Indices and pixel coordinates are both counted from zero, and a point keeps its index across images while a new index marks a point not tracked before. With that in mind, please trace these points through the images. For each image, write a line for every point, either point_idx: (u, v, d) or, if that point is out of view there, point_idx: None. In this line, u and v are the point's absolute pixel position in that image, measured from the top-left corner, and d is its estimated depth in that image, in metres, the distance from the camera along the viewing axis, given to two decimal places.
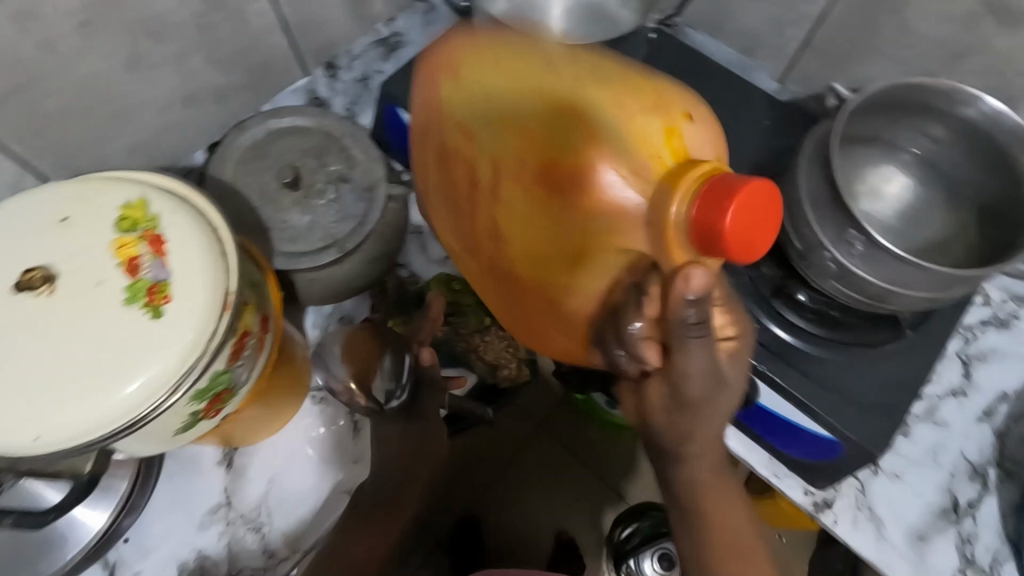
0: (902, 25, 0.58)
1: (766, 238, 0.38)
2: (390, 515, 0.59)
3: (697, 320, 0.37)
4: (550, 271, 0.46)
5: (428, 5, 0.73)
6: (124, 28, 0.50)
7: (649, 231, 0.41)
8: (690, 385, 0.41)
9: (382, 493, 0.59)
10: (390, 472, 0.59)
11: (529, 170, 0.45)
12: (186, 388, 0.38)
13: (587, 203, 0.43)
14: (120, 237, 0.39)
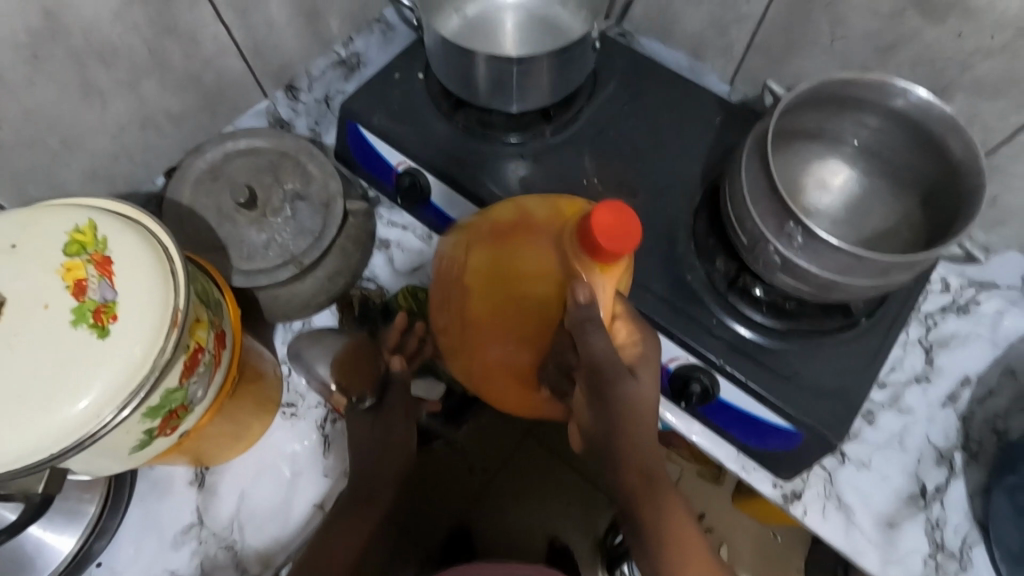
0: (834, 23, 0.61)
1: (633, 235, 0.41)
2: (364, 511, 0.58)
3: (596, 320, 0.43)
4: (496, 321, 0.51)
5: (387, 25, 0.75)
6: (74, 58, 0.51)
7: (560, 267, 0.45)
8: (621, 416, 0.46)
9: (356, 490, 0.58)
10: (363, 468, 0.58)
11: (484, 239, 0.51)
12: (135, 405, 0.38)
13: (525, 250, 0.48)
14: (68, 260, 0.40)
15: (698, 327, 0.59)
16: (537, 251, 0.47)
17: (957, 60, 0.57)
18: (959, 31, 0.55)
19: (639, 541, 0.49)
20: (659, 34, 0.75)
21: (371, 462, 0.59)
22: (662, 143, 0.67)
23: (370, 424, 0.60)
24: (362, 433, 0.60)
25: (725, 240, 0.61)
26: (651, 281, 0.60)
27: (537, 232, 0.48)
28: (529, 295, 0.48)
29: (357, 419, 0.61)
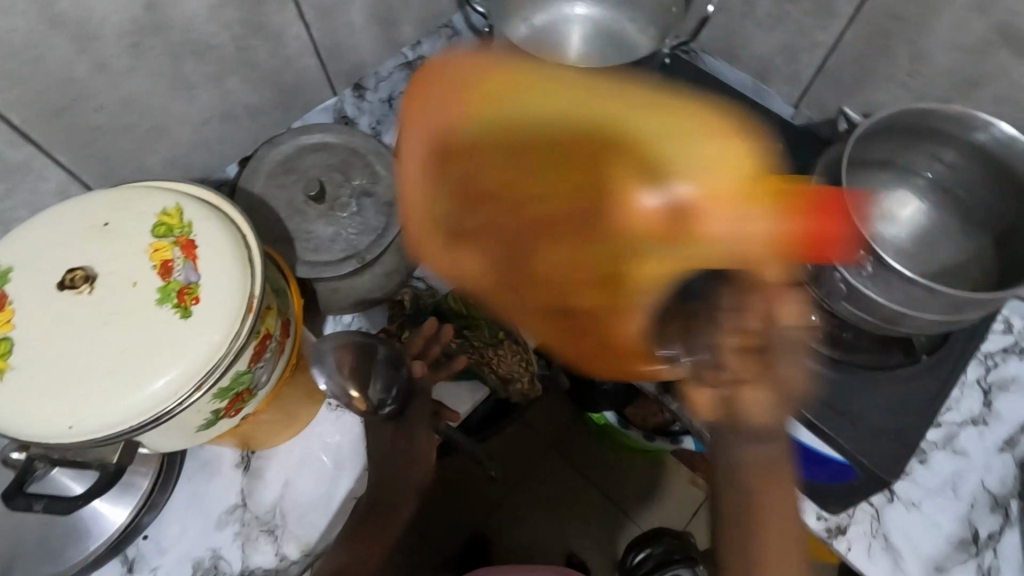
0: (915, 52, 0.60)
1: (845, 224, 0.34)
2: (384, 528, 0.56)
3: (759, 321, 0.33)
4: (573, 294, 0.34)
5: (454, 32, 0.77)
6: (169, 49, 0.53)
7: (731, 232, 0.31)
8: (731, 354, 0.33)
9: (374, 505, 0.57)
10: (381, 481, 0.58)
11: (497, 153, 0.33)
12: (209, 385, 0.40)
13: (622, 195, 0.32)
14: (156, 241, 0.42)
15: None
16: (646, 183, 0.31)
17: None
18: None
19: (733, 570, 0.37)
20: (726, 54, 0.75)
21: (389, 480, 0.58)
22: None
23: (390, 437, 0.59)
24: (384, 445, 0.59)
25: None
26: None
27: (638, 119, 0.32)
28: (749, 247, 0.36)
29: (380, 429, 0.60)
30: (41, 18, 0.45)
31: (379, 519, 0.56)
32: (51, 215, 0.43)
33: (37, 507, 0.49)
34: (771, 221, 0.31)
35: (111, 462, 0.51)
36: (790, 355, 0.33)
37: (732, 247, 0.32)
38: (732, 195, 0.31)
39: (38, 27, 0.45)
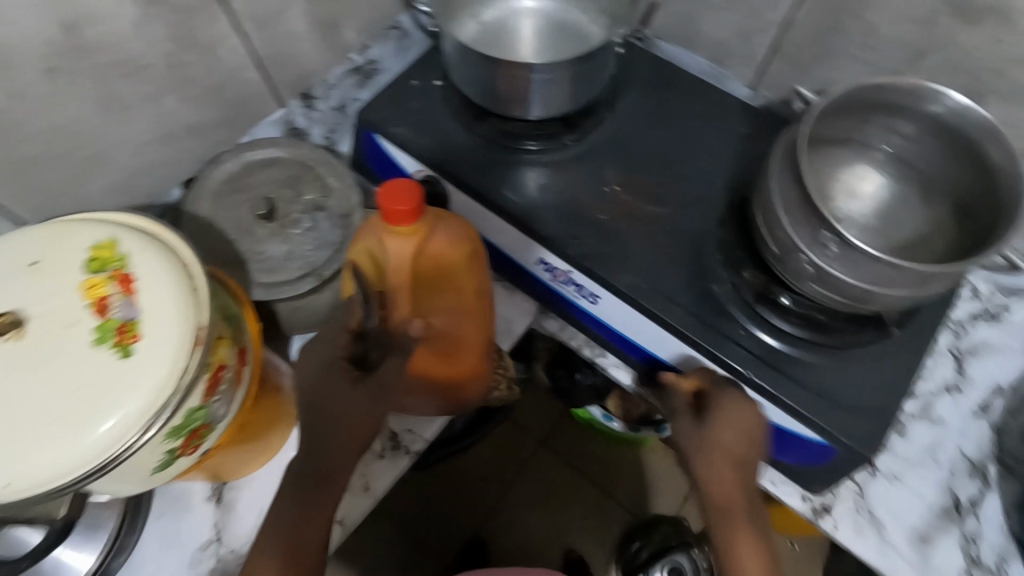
0: (865, 27, 0.60)
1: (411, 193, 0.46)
2: (326, 488, 0.49)
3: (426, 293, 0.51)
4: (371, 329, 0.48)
5: (402, 32, 0.74)
6: (96, 71, 0.51)
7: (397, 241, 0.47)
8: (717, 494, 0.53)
9: (315, 465, 0.49)
10: (321, 444, 0.48)
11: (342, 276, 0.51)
12: (158, 426, 0.37)
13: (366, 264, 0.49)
14: (89, 277, 0.39)
15: (726, 337, 0.58)
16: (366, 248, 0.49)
17: (993, 65, 0.55)
18: (997, 38, 0.54)
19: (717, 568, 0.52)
20: (680, 39, 0.74)
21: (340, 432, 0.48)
22: (686, 151, 0.66)
23: (346, 391, 0.48)
24: (325, 390, 0.48)
25: (752, 251, 0.60)
26: (676, 292, 0.59)
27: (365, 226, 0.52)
28: (437, 285, 0.51)
29: (331, 376, 0.47)
30: None
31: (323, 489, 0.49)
32: None
33: None
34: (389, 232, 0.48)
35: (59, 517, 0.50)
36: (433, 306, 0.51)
37: (402, 254, 0.48)
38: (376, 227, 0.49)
39: None
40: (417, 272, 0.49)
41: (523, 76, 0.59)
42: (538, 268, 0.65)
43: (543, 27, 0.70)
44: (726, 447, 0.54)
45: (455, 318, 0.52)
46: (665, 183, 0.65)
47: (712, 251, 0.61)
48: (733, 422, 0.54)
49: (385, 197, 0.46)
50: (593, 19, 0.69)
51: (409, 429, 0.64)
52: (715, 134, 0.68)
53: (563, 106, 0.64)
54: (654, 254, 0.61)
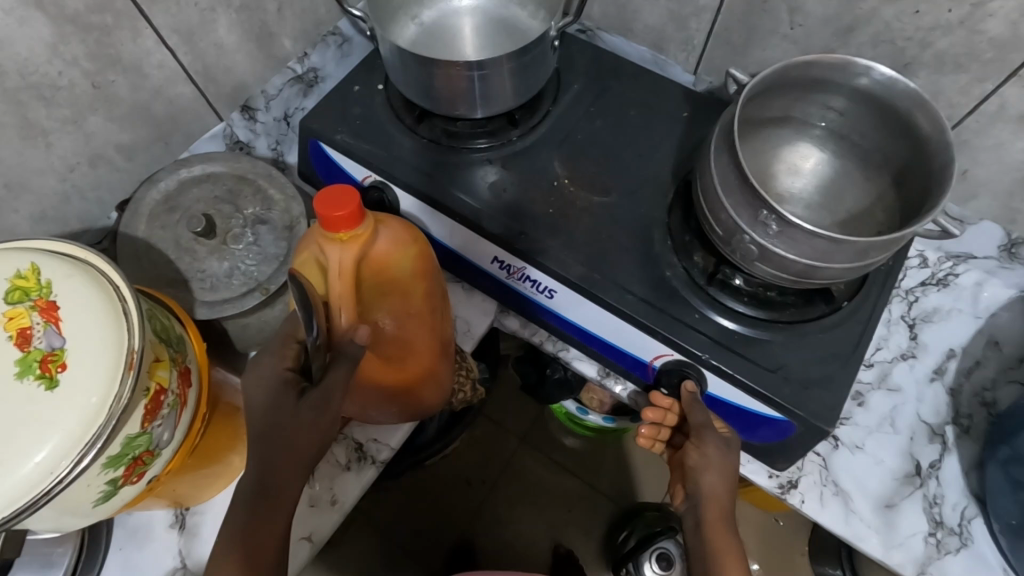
0: (791, 6, 0.61)
1: (349, 199, 0.47)
2: (276, 504, 0.44)
3: (383, 306, 0.51)
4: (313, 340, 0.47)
5: (343, 38, 0.74)
6: (10, 95, 0.49)
7: (338, 248, 0.48)
8: (711, 510, 0.52)
9: (261, 480, 0.43)
10: (273, 460, 0.43)
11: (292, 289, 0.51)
12: (92, 457, 0.37)
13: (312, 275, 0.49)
14: (9, 308, 0.38)
15: (684, 325, 0.58)
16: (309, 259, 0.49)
17: (916, 36, 0.57)
18: (916, 9, 0.55)
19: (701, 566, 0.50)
20: (620, 29, 0.75)
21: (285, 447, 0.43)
22: (629, 139, 0.67)
23: (292, 402, 0.44)
24: (275, 403, 0.44)
25: (701, 235, 0.61)
26: (629, 281, 0.60)
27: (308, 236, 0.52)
28: (381, 287, 0.51)
29: (279, 390, 0.44)
30: None
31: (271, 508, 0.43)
32: None
33: None
34: (331, 241, 0.48)
35: None
36: (380, 313, 0.51)
37: (343, 260, 0.48)
38: (317, 236, 0.49)
39: None
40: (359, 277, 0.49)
41: (461, 75, 0.59)
42: (494, 266, 0.65)
43: (482, 23, 0.70)
44: (732, 474, 0.54)
45: (401, 321, 0.52)
46: (612, 173, 0.65)
47: (661, 238, 0.62)
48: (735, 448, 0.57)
49: (321, 204, 0.46)
50: (532, 13, 0.70)
51: (372, 439, 0.63)
52: (659, 120, 0.68)
53: (504, 102, 0.63)
54: (604, 244, 0.61)
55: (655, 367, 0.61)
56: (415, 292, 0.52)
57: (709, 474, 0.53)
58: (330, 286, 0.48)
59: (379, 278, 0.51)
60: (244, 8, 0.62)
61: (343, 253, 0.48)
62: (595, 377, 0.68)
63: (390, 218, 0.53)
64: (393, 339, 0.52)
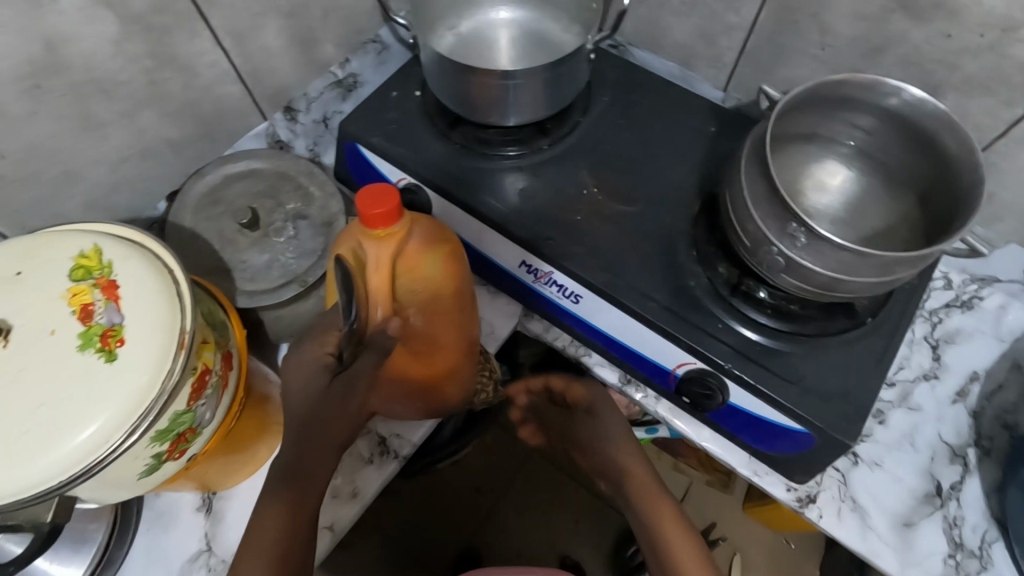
0: (822, 26, 0.62)
1: (388, 198, 0.48)
2: (307, 483, 0.47)
3: (415, 305, 0.52)
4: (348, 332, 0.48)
5: (382, 45, 0.76)
6: (75, 89, 0.52)
7: (374, 245, 0.49)
8: (636, 481, 0.63)
9: (294, 456, 0.47)
10: (305, 438, 0.47)
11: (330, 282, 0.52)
12: (144, 429, 0.38)
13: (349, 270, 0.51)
14: (74, 285, 0.40)
15: (706, 333, 0.59)
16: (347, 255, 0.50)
17: (945, 59, 0.58)
18: (947, 32, 0.56)
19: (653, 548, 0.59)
20: (650, 44, 0.77)
21: (319, 427, 0.47)
22: (657, 151, 0.68)
23: (325, 383, 0.47)
24: (307, 386, 0.47)
25: (726, 246, 0.61)
26: (652, 288, 0.61)
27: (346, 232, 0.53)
28: (413, 285, 0.52)
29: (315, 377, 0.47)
30: None
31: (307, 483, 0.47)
32: None
33: None
34: (369, 238, 0.49)
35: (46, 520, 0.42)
36: (411, 310, 0.52)
37: (379, 257, 0.49)
38: (355, 233, 0.50)
39: None
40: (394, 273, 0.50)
41: (497, 83, 0.61)
42: (521, 270, 0.66)
43: (517, 35, 0.72)
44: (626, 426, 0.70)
45: (431, 318, 0.53)
46: (640, 183, 0.66)
47: (686, 248, 0.63)
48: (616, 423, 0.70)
49: (361, 201, 0.48)
50: (566, 27, 0.72)
51: (395, 434, 0.64)
52: (687, 134, 0.70)
53: (536, 112, 0.65)
54: (631, 251, 0.63)
55: (677, 375, 0.62)
56: (447, 292, 0.54)
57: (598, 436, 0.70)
58: (367, 281, 0.49)
59: (412, 277, 0.52)
60: (292, 14, 0.65)
61: (379, 251, 0.49)
62: (615, 383, 0.68)
63: (425, 218, 0.54)
64: (424, 336, 0.54)
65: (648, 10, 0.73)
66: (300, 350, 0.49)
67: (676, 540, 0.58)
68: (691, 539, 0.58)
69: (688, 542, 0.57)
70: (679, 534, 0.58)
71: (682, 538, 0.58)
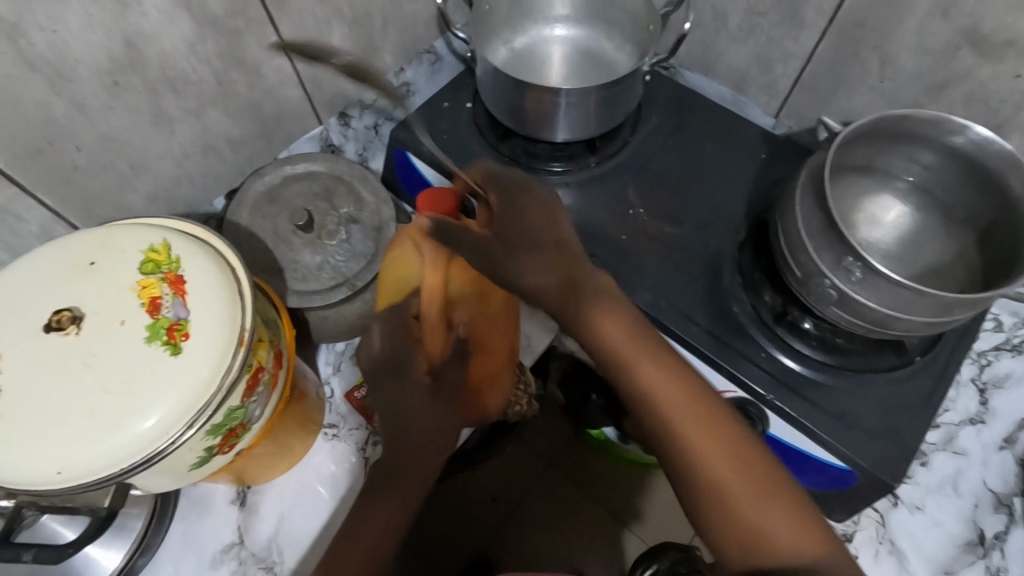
0: (884, 58, 0.62)
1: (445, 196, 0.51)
2: (397, 479, 0.50)
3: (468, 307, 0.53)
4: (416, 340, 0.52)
5: (436, 57, 0.77)
6: (149, 86, 0.54)
7: (432, 246, 0.52)
8: (666, 376, 0.47)
9: (389, 469, 0.51)
10: (399, 459, 0.51)
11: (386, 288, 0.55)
12: (201, 423, 0.39)
13: (403, 273, 0.53)
14: (144, 278, 0.41)
15: (747, 359, 0.58)
16: (405, 259, 0.54)
17: (1013, 98, 0.57)
18: (1018, 71, 0.55)
19: (693, 497, 0.45)
20: (702, 67, 0.77)
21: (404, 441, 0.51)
22: (706, 174, 0.68)
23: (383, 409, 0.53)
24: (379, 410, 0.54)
25: (771, 271, 0.61)
26: (694, 311, 0.60)
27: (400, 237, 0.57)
28: (466, 286, 0.53)
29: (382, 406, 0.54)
30: (17, 61, 0.45)
31: (390, 478, 0.50)
32: (29, 260, 0.42)
33: (28, 557, 0.46)
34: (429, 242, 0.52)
35: (103, 506, 0.49)
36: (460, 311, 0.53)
37: (433, 256, 0.52)
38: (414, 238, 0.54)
39: (15, 69, 0.46)
40: (449, 274, 0.52)
41: (552, 99, 0.62)
42: None
43: (571, 53, 0.73)
44: (563, 230, 0.51)
45: (479, 321, 0.53)
46: (688, 205, 0.66)
47: (731, 273, 0.62)
48: (549, 261, 0.49)
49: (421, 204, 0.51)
50: (619, 47, 0.73)
51: None
52: (736, 158, 0.69)
53: (587, 130, 0.66)
54: (674, 273, 0.62)
55: None
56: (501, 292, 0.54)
57: (541, 220, 0.50)
58: (424, 278, 0.52)
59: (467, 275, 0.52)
60: (355, 23, 0.66)
61: (435, 252, 0.52)
62: None
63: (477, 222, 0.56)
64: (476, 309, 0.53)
65: (704, 34, 0.73)
66: (373, 377, 0.53)
67: (722, 466, 0.44)
68: (746, 457, 0.45)
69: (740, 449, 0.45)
70: (708, 443, 0.45)
71: (719, 463, 0.44)
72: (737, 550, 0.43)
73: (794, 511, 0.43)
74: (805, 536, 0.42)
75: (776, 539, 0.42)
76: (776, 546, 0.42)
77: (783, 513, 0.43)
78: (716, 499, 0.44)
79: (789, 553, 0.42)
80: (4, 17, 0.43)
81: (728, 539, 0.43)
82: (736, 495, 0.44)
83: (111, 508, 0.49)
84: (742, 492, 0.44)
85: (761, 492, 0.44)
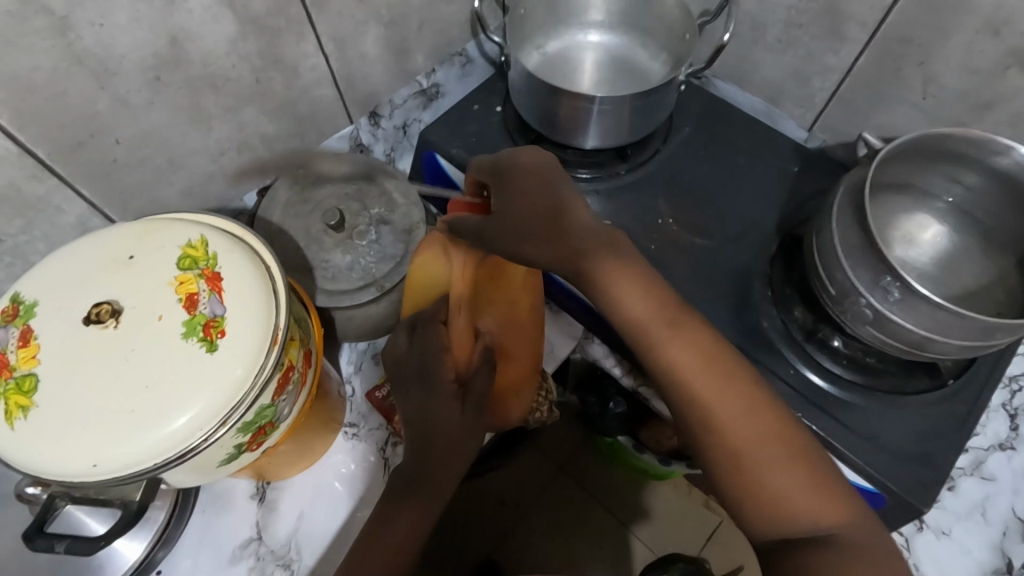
0: (927, 76, 0.61)
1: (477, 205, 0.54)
2: (418, 492, 0.49)
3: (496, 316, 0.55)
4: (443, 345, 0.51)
5: (468, 59, 0.77)
6: (189, 82, 0.54)
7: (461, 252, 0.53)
8: (685, 345, 0.44)
9: (410, 479, 0.50)
10: (420, 471, 0.49)
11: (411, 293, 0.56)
12: (234, 420, 0.39)
13: (430, 278, 0.55)
14: (181, 274, 0.42)
15: (774, 375, 0.58)
16: (432, 265, 0.55)
17: None
18: None
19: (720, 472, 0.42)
20: (736, 78, 0.76)
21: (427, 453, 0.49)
22: (739, 187, 0.67)
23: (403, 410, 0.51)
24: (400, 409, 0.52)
25: (805, 288, 0.60)
26: (723, 324, 0.60)
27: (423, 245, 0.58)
28: (494, 293, 0.56)
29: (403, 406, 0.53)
30: (65, 55, 0.46)
31: (411, 488, 0.49)
32: (69, 252, 0.43)
33: (60, 547, 0.47)
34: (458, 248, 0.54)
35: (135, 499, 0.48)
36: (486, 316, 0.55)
37: (463, 263, 0.54)
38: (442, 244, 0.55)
39: (63, 63, 0.46)
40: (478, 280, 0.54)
41: (587, 107, 0.61)
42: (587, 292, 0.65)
43: (604, 60, 0.73)
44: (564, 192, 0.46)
45: (505, 326, 0.55)
46: (719, 217, 0.66)
47: (761, 288, 0.62)
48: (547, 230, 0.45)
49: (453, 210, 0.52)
50: (654, 55, 0.72)
51: None
52: (769, 171, 0.68)
53: (620, 138, 0.65)
54: (704, 285, 0.62)
55: None
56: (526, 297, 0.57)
57: (534, 186, 0.46)
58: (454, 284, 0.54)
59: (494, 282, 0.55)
60: (392, 24, 0.66)
61: (465, 258, 0.54)
62: None
63: None
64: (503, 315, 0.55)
65: (740, 45, 0.73)
66: (395, 379, 0.51)
67: (749, 435, 0.41)
68: (773, 426, 0.42)
69: (766, 417, 0.42)
70: (730, 412, 0.42)
71: (746, 434, 0.41)
72: (758, 518, 0.41)
73: (817, 479, 0.40)
74: (824, 505, 0.40)
75: (797, 509, 0.40)
76: (797, 517, 0.40)
77: (807, 483, 0.40)
78: (743, 472, 0.41)
79: (811, 524, 0.40)
80: (56, 11, 0.43)
81: (760, 509, 0.41)
82: (761, 467, 0.41)
83: (142, 501, 0.49)
84: (767, 460, 0.41)
85: (787, 464, 0.41)
